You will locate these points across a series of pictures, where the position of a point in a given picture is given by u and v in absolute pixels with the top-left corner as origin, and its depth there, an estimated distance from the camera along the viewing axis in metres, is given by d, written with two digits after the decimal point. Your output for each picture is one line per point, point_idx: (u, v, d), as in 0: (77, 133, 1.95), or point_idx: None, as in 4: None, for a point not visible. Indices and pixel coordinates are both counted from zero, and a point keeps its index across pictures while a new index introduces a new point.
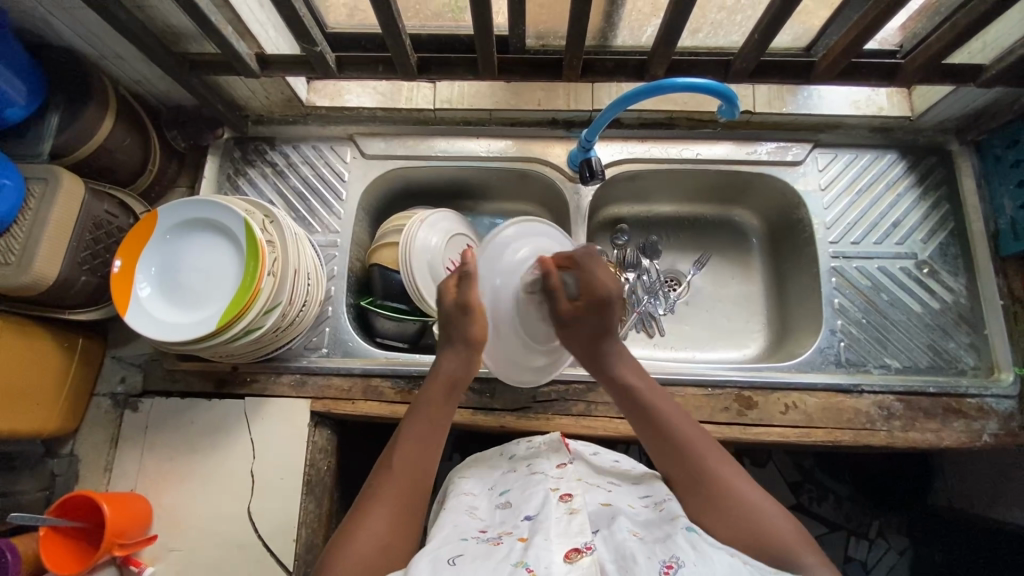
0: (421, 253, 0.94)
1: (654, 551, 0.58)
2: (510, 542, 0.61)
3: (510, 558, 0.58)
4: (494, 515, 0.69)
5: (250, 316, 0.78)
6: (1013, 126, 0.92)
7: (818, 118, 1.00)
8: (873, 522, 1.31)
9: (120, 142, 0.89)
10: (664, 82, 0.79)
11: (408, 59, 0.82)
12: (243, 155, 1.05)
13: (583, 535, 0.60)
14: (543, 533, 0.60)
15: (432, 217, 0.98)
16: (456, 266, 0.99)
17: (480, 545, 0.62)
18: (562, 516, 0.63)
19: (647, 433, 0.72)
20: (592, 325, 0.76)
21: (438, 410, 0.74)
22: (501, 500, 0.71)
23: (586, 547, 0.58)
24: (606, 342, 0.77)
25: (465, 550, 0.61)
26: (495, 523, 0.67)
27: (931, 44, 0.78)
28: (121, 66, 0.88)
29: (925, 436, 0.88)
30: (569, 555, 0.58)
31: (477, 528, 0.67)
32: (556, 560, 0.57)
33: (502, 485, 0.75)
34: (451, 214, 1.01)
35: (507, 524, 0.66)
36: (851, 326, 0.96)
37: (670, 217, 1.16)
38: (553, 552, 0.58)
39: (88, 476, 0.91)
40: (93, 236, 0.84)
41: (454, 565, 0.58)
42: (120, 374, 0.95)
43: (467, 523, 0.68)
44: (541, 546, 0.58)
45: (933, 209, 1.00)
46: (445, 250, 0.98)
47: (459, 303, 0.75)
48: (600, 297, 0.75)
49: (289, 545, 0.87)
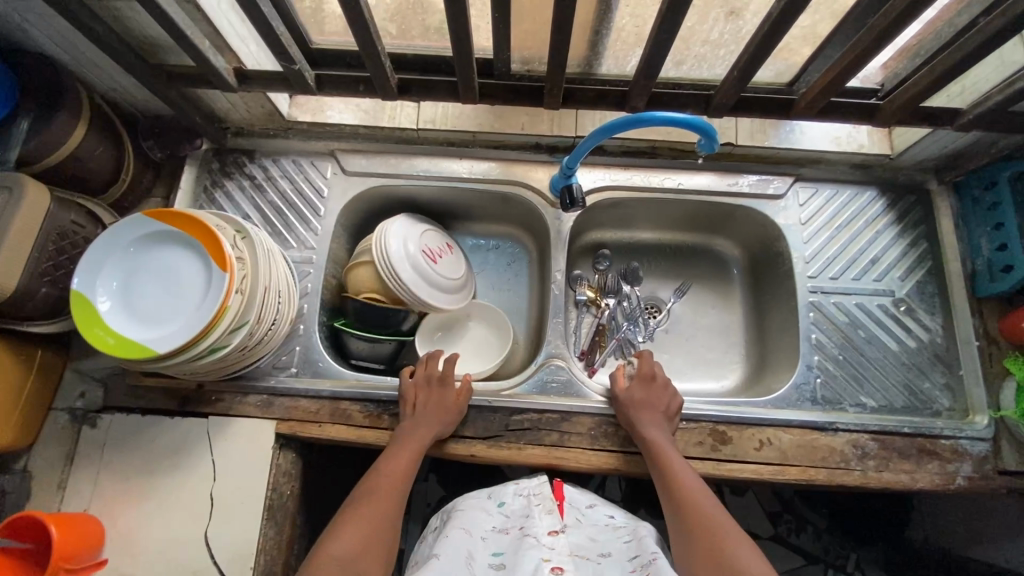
0: (398, 258, 0.93)
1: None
2: None
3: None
4: None
5: (215, 335, 0.76)
6: (989, 169, 0.93)
7: (799, 153, 1.01)
8: (851, 555, 1.30)
9: (92, 152, 0.87)
10: (644, 115, 0.78)
11: (388, 82, 0.81)
12: (222, 166, 1.04)
13: None
14: None
15: (394, 228, 0.95)
16: (432, 252, 0.98)
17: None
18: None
19: (662, 482, 0.79)
20: (645, 386, 0.89)
21: (404, 455, 0.83)
22: (493, 560, 0.70)
23: None
24: (654, 414, 0.86)
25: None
26: None
27: (909, 87, 0.78)
28: (97, 74, 0.87)
29: (899, 477, 0.87)
30: None
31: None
32: None
33: (495, 545, 0.73)
34: (409, 215, 1.00)
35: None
36: (828, 362, 0.95)
37: (652, 244, 1.16)
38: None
39: (40, 495, 0.88)
40: (56, 246, 0.82)
41: None
42: (81, 389, 0.92)
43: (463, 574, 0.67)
44: None
45: (911, 246, 1.00)
46: (418, 245, 0.97)
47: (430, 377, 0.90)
48: (648, 375, 0.90)
49: (246, 572, 0.84)
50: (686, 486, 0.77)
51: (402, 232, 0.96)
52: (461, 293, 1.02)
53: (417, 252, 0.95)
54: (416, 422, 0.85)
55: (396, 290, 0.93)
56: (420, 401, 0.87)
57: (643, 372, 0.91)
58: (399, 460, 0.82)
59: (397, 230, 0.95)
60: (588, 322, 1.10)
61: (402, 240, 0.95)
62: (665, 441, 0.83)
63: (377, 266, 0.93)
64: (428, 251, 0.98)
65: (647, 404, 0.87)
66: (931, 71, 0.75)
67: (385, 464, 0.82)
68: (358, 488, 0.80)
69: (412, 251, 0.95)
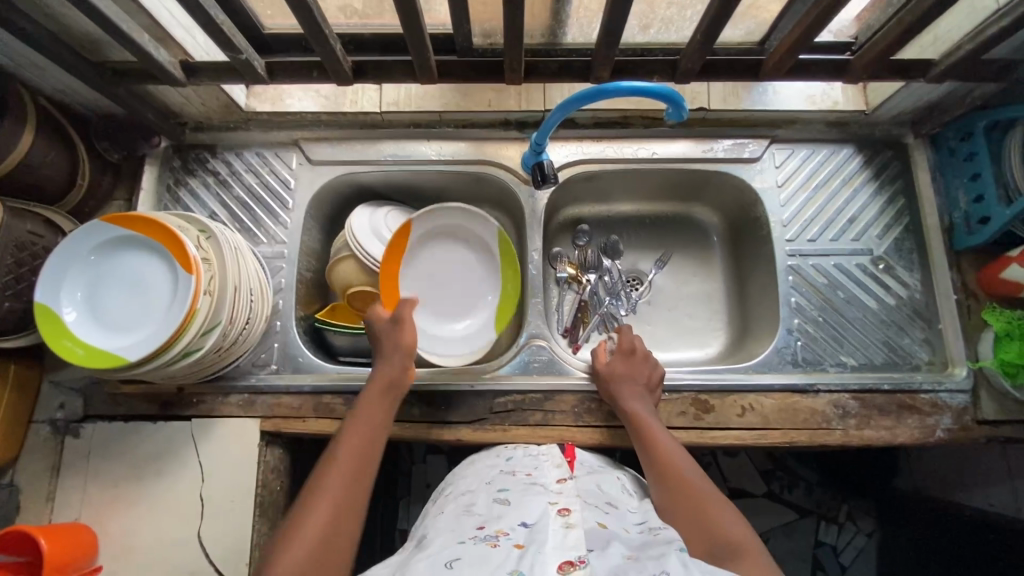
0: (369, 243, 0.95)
1: (645, 565, 0.55)
2: (507, 546, 0.58)
3: (507, 564, 0.55)
4: (492, 510, 0.67)
5: (186, 339, 0.75)
6: (965, 120, 0.91)
7: (773, 114, 0.99)
8: (842, 507, 1.33)
9: (43, 157, 0.84)
10: (609, 86, 0.76)
11: (341, 65, 0.78)
12: (184, 163, 1.01)
13: (578, 548, 0.57)
14: (538, 543, 0.57)
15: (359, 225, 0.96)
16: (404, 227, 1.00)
17: (476, 547, 0.59)
18: (558, 529, 0.60)
19: (646, 458, 0.78)
20: (627, 364, 0.88)
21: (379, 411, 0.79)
22: (498, 494, 0.70)
23: (580, 560, 0.55)
24: (636, 387, 0.86)
25: (465, 553, 0.58)
26: (493, 519, 0.65)
27: (878, 41, 0.76)
28: (40, 75, 0.83)
29: (880, 433, 0.88)
30: (564, 567, 0.54)
31: (474, 526, 0.64)
32: (550, 572, 0.54)
33: (501, 484, 0.73)
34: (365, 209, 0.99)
35: (503, 522, 0.63)
36: (808, 325, 0.95)
37: (631, 216, 1.15)
38: (547, 563, 0.55)
39: (29, 508, 0.87)
40: (14, 258, 0.79)
41: (452, 568, 0.55)
42: (59, 400, 0.91)
43: (464, 524, 0.65)
44: (534, 555, 0.56)
45: (889, 203, 0.99)
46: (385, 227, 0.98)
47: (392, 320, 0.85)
48: (629, 348, 0.90)
49: (242, 568, 0.85)
50: (670, 457, 0.76)
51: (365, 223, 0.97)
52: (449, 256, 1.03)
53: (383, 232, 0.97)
54: (387, 373, 0.82)
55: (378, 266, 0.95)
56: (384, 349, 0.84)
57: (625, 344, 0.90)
58: (362, 427, 0.77)
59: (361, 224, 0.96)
60: (570, 299, 1.10)
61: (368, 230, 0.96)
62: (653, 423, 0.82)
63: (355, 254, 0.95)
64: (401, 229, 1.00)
65: (631, 381, 0.87)
66: (899, 23, 0.73)
67: (358, 424, 0.77)
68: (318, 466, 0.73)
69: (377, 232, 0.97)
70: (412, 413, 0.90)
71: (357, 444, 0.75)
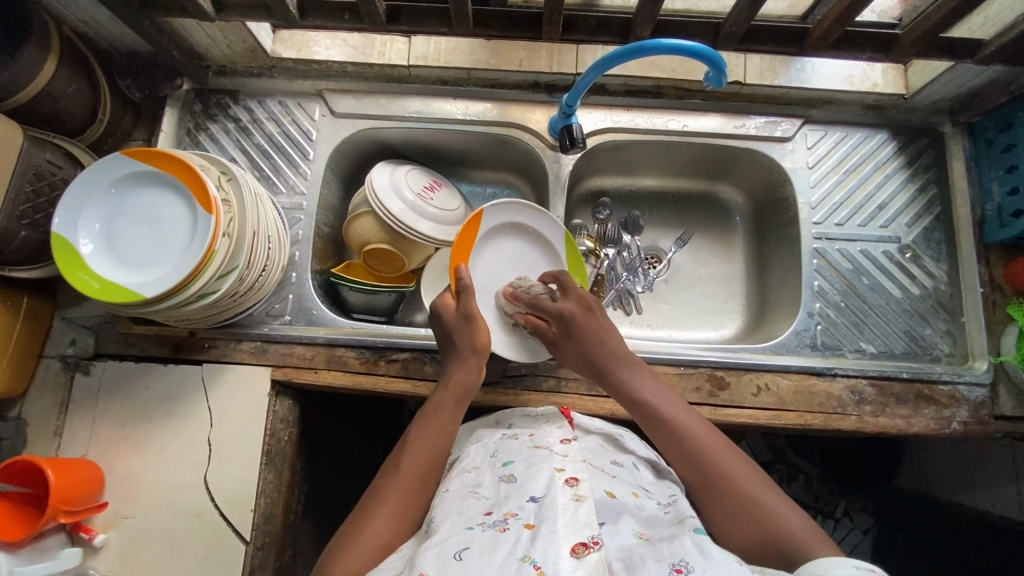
0: (392, 202, 0.92)
1: (661, 552, 0.55)
2: (516, 529, 0.56)
3: (516, 550, 0.53)
4: (498, 490, 0.64)
5: (204, 279, 0.74)
6: (1007, 109, 0.89)
7: (810, 93, 0.96)
8: (840, 502, 1.30)
9: (65, 88, 0.82)
10: (649, 43, 0.73)
11: (375, 8, 0.76)
12: (205, 108, 0.99)
13: (591, 527, 0.55)
14: (549, 523, 0.56)
15: (380, 185, 0.93)
16: (426, 189, 0.98)
17: (485, 534, 0.57)
18: (568, 503, 0.58)
19: (662, 441, 0.69)
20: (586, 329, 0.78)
21: (448, 414, 0.75)
22: (503, 472, 0.67)
23: (594, 542, 0.54)
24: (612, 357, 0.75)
25: (473, 540, 0.56)
26: (500, 502, 0.62)
27: (930, 15, 0.74)
28: (65, 3, 0.81)
29: (895, 421, 0.87)
30: (577, 549, 0.53)
31: (482, 511, 0.61)
32: (563, 555, 0.53)
33: (504, 455, 0.71)
34: (384, 169, 0.96)
35: (510, 505, 0.61)
36: (830, 309, 0.94)
37: (654, 193, 1.13)
38: (559, 545, 0.53)
39: (36, 441, 0.87)
40: (33, 186, 0.78)
41: (462, 561, 0.53)
42: (71, 337, 0.91)
43: (471, 507, 0.62)
44: (547, 538, 0.54)
45: (920, 191, 0.97)
46: (409, 187, 0.95)
47: (462, 314, 0.81)
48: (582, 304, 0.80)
49: (246, 514, 0.85)
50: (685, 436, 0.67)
51: (386, 184, 0.93)
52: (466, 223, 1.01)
53: (406, 192, 0.94)
54: (462, 375, 0.77)
55: (402, 224, 0.92)
56: (460, 342, 0.80)
57: (580, 300, 0.80)
58: (431, 429, 0.72)
59: (382, 186, 0.93)
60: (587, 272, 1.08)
61: (388, 192, 0.93)
62: (654, 392, 0.72)
63: (375, 211, 0.92)
64: (424, 191, 0.97)
65: (603, 341, 0.77)
66: None
67: (425, 426, 0.73)
68: (382, 468, 0.70)
69: (399, 193, 0.94)
70: (424, 371, 0.90)
71: (420, 449, 0.70)
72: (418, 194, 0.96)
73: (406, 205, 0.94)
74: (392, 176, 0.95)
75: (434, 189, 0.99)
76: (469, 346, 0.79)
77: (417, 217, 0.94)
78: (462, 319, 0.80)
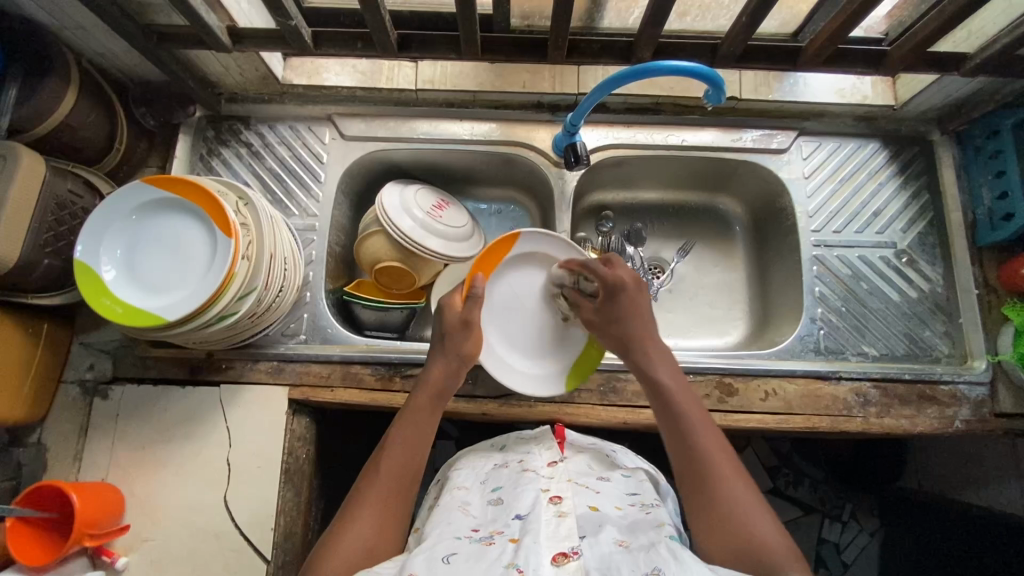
0: (403, 220, 0.94)
1: (637, 561, 0.57)
2: (502, 542, 0.60)
3: (501, 559, 0.57)
4: (486, 512, 0.68)
5: (223, 302, 0.76)
6: (992, 118, 0.93)
7: (804, 106, 1.00)
8: (846, 505, 1.32)
9: (84, 119, 0.84)
10: (651, 65, 0.77)
11: (387, 37, 0.79)
12: (217, 134, 1.02)
13: (571, 539, 0.58)
14: (533, 535, 0.58)
15: (391, 204, 0.95)
16: (437, 207, 1.00)
17: (472, 545, 0.60)
18: (550, 520, 0.61)
19: (665, 424, 0.74)
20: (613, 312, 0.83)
21: (426, 417, 0.77)
22: (491, 496, 0.70)
23: (573, 552, 0.57)
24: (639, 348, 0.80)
25: (460, 548, 0.60)
26: (487, 522, 0.66)
27: (917, 32, 0.78)
28: (86, 38, 0.84)
29: (900, 422, 0.90)
30: (557, 559, 0.56)
31: (469, 527, 0.65)
32: (544, 563, 0.55)
33: (494, 481, 0.73)
34: (394, 190, 0.98)
35: (497, 523, 0.64)
36: (831, 314, 0.96)
37: (655, 205, 1.16)
38: (541, 554, 0.56)
39: (56, 466, 0.88)
40: (55, 216, 0.80)
41: (449, 564, 0.57)
42: (89, 361, 0.92)
43: (459, 521, 0.66)
44: (530, 547, 0.57)
45: (913, 198, 1.01)
46: (418, 206, 0.98)
47: (461, 318, 0.82)
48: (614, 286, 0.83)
49: (266, 533, 0.85)
50: (690, 423, 0.72)
51: (396, 204, 0.96)
52: (474, 239, 1.03)
53: (417, 212, 0.97)
54: (439, 372, 0.80)
55: (415, 242, 0.94)
56: (453, 344, 0.81)
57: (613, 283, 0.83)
58: (410, 436, 0.74)
59: (393, 206, 0.95)
60: None
61: (399, 211, 0.95)
62: (673, 382, 0.77)
63: (386, 230, 0.94)
64: (434, 209, 0.99)
65: (642, 324, 0.82)
66: (940, 13, 0.74)
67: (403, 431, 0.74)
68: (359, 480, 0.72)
69: (410, 212, 0.96)
70: None
71: (397, 457, 0.72)
72: (428, 213, 0.98)
73: (417, 223, 0.96)
74: (403, 196, 0.98)
75: (443, 208, 1.01)
76: (461, 349, 0.81)
77: (429, 234, 0.96)
78: (461, 322, 0.82)
